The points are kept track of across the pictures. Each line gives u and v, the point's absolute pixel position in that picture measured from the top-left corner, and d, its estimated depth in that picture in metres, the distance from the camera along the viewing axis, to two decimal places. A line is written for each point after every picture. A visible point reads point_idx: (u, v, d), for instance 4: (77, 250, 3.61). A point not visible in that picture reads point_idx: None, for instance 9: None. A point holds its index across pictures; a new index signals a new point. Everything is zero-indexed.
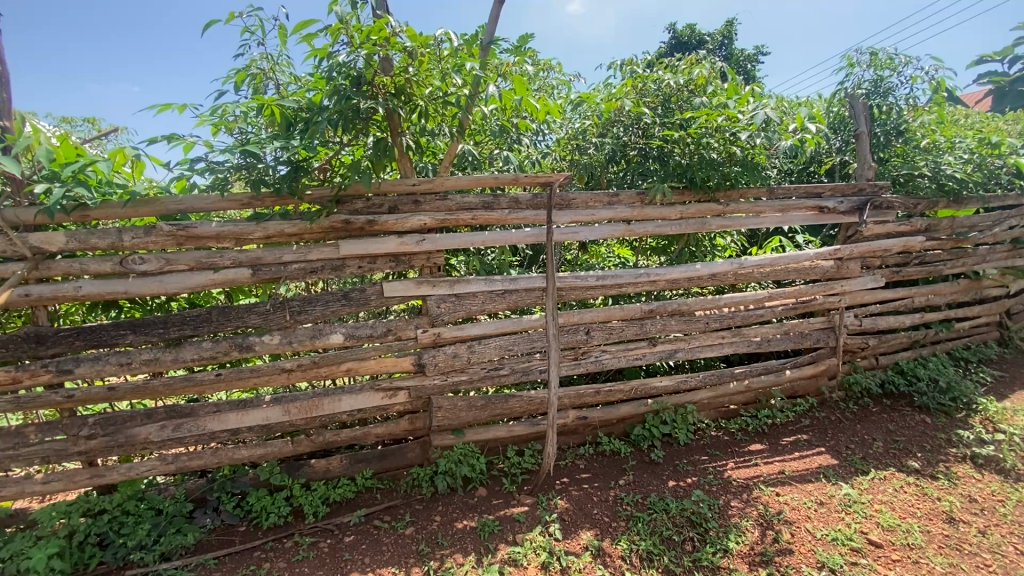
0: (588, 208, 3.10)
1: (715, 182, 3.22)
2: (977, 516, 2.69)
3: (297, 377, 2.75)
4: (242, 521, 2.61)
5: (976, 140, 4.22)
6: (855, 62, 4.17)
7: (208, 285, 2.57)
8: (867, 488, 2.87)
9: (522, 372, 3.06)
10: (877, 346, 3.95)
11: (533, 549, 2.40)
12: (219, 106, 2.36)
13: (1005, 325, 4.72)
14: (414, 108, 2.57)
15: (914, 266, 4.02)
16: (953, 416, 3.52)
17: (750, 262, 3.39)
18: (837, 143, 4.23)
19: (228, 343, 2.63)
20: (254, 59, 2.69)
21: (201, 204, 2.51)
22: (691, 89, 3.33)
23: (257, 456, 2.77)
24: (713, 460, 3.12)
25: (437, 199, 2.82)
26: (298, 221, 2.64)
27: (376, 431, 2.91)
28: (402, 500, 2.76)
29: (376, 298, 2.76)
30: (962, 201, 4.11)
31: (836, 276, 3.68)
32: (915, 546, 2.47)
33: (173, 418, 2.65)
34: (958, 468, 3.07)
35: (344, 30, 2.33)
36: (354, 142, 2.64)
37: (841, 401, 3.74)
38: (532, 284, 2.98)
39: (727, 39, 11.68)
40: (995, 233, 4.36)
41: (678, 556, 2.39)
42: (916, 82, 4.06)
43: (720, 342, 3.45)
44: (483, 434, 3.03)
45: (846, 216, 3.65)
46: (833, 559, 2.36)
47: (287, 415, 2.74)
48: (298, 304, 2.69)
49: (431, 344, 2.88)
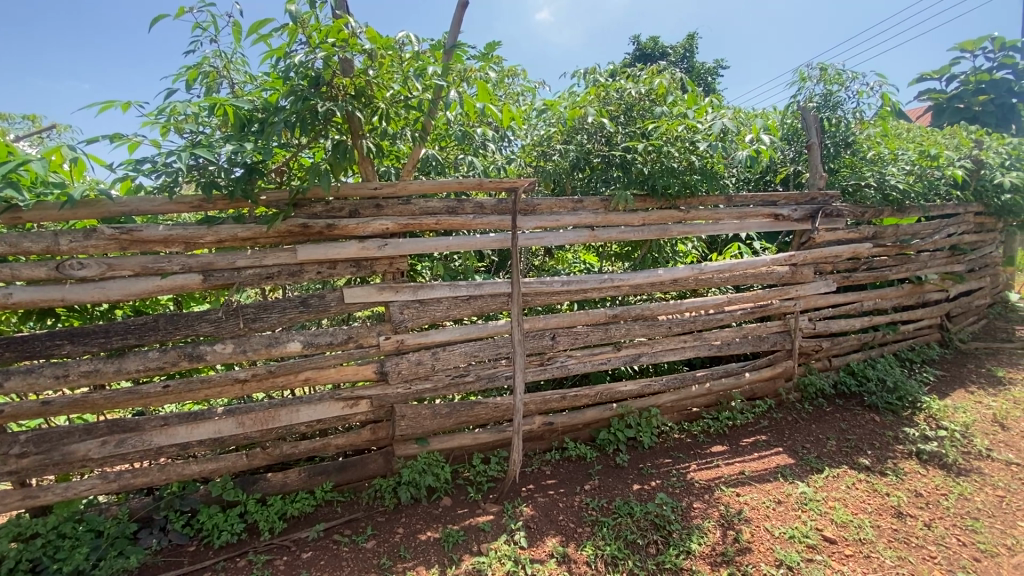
0: (553, 213, 3.12)
1: (676, 190, 3.30)
2: (922, 510, 2.82)
3: (252, 388, 2.64)
4: (192, 540, 2.48)
5: (917, 153, 4.57)
6: (807, 76, 4.35)
7: (154, 292, 2.44)
8: (822, 486, 2.97)
9: (488, 378, 3.01)
10: (830, 349, 4.10)
11: (498, 558, 2.36)
12: (168, 105, 2.24)
13: (946, 327, 5.01)
14: (375, 110, 2.47)
15: (863, 272, 4.19)
16: (900, 414, 3.69)
17: (711, 267, 3.46)
18: (790, 153, 4.40)
19: (177, 353, 2.50)
20: (206, 56, 2.60)
21: (147, 206, 2.39)
22: (652, 99, 3.40)
23: (207, 472, 2.63)
24: (677, 462, 3.17)
25: (400, 204, 2.78)
26: (252, 225, 2.55)
27: (337, 441, 2.82)
28: (363, 513, 2.68)
29: (337, 304, 2.69)
30: (905, 210, 4.41)
31: (791, 281, 3.81)
32: (867, 540, 2.56)
33: (116, 433, 2.50)
34: (905, 464, 3.21)
35: (301, 30, 2.28)
36: (313, 144, 2.55)
37: (797, 402, 3.86)
38: (498, 289, 2.97)
39: (689, 52, 12.00)
40: (935, 240, 4.64)
41: (643, 560, 2.40)
42: (863, 97, 4.27)
43: (682, 346, 3.51)
44: (448, 443, 2.98)
45: (800, 223, 3.79)
46: (790, 556, 2.43)
47: (241, 427, 2.62)
48: (253, 311, 2.58)
49: (395, 351, 2.83)
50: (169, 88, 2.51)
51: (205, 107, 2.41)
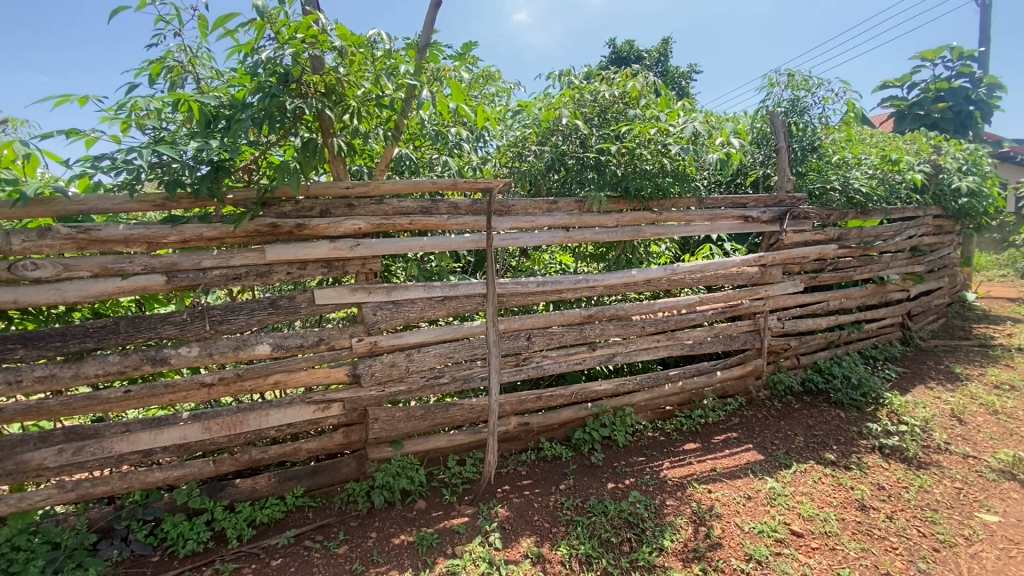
0: (528, 214, 3.13)
1: (649, 192, 3.34)
2: (884, 502, 2.91)
3: (219, 393, 2.57)
4: (156, 550, 2.40)
5: (879, 158, 4.74)
6: (775, 81, 4.46)
7: (115, 293, 2.36)
8: (790, 481, 3.05)
9: (463, 380, 3.00)
10: (798, 347, 4.21)
11: (473, 561, 2.35)
12: (128, 100, 2.17)
13: (907, 326, 5.20)
14: (346, 108, 2.44)
15: (829, 272, 4.31)
16: (864, 410, 3.81)
17: (683, 268, 3.52)
18: (760, 156, 4.51)
19: (139, 356, 2.42)
20: (170, 50, 2.52)
21: (106, 204, 2.30)
22: (625, 102, 3.45)
23: (172, 479, 2.55)
24: (650, 460, 3.20)
25: (373, 203, 2.74)
26: (218, 225, 2.48)
27: (308, 445, 2.77)
28: (335, 518, 2.64)
29: (307, 306, 2.64)
30: (868, 213, 4.56)
31: (760, 281, 3.90)
32: (832, 533, 2.64)
33: (74, 441, 2.41)
34: (868, 458, 3.32)
35: (269, 25, 2.24)
36: (283, 141, 2.51)
37: (767, 399, 3.96)
38: (473, 289, 2.95)
39: (663, 56, 12.18)
40: (896, 241, 4.82)
41: (616, 558, 2.42)
42: (828, 103, 4.41)
43: (656, 346, 3.55)
44: (422, 445, 2.95)
45: (769, 225, 3.88)
46: (759, 551, 2.48)
47: (207, 433, 2.55)
48: (220, 313, 2.51)
49: (368, 353, 2.79)
50: (131, 83, 2.43)
51: (169, 102, 2.34)
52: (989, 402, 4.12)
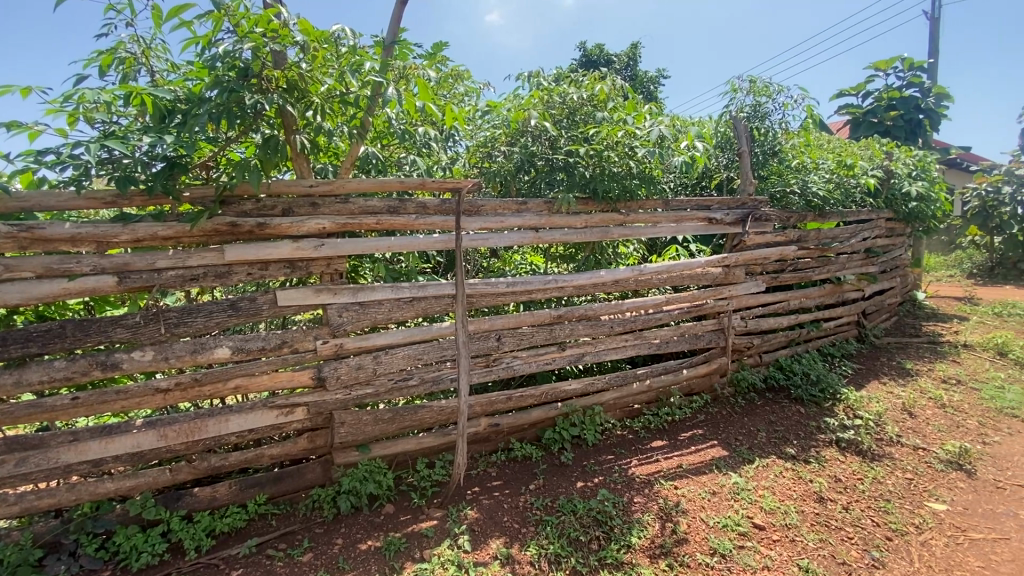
0: (497, 215, 3.12)
1: (616, 194, 3.38)
2: (841, 494, 3.03)
3: (175, 398, 2.47)
4: (107, 564, 2.29)
5: (835, 163, 4.94)
6: (738, 87, 4.59)
7: (62, 295, 2.24)
8: (752, 476, 3.14)
9: (432, 381, 2.97)
10: (761, 345, 4.33)
11: (441, 564, 2.33)
12: (75, 92, 2.06)
13: (862, 324, 5.44)
14: (309, 105, 2.39)
15: (789, 272, 4.46)
16: (822, 405, 3.96)
17: (650, 268, 3.58)
18: (723, 160, 4.63)
19: (88, 361, 2.30)
20: (122, 41, 2.42)
21: (51, 201, 2.18)
22: (593, 104, 3.49)
23: (125, 489, 2.43)
24: (619, 458, 3.25)
25: (338, 202, 2.68)
26: (174, 223, 2.39)
27: (271, 451, 2.69)
28: (300, 525, 2.57)
29: (269, 308, 2.57)
30: (826, 216, 4.74)
31: (724, 281, 4.00)
32: (792, 525, 2.73)
33: (16, 451, 2.27)
34: (826, 452, 3.44)
35: (227, 18, 2.17)
36: (243, 138, 2.43)
37: (731, 396, 4.06)
38: (442, 290, 2.93)
39: (632, 61, 12.39)
40: (852, 243, 5.02)
41: (585, 556, 2.43)
42: (787, 109, 4.56)
43: (624, 345, 3.60)
44: (390, 449, 2.90)
45: (732, 226, 3.99)
46: (723, 544, 2.54)
47: (163, 440, 2.45)
48: (176, 315, 2.42)
49: (333, 356, 2.73)
50: (79, 74, 2.31)
51: (121, 95, 2.24)
52: (937, 396, 4.33)
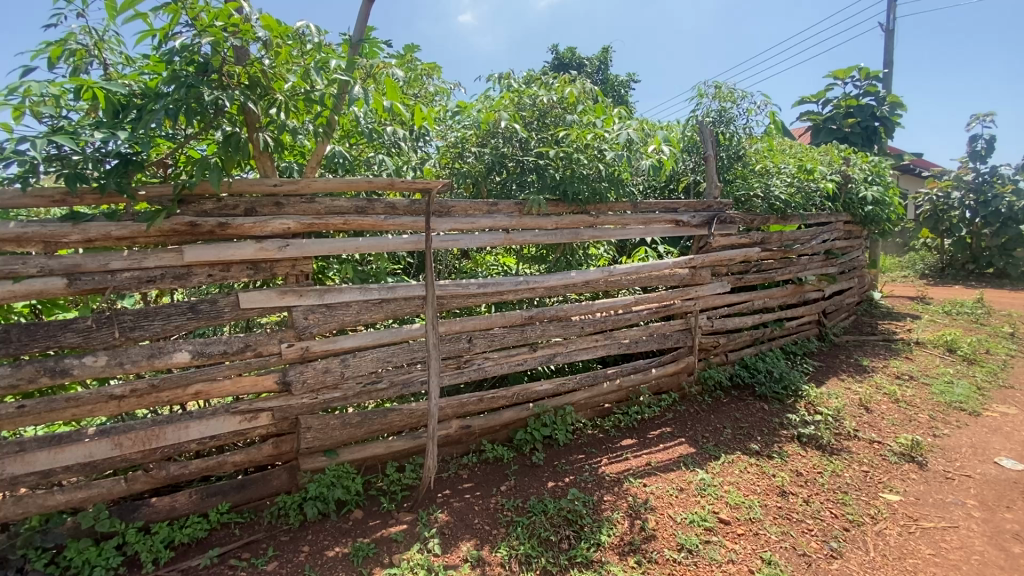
0: (468, 216, 3.12)
1: (586, 196, 3.40)
2: (802, 487, 3.14)
3: (130, 405, 2.37)
4: None
5: (796, 167, 5.12)
6: (704, 92, 4.70)
7: (6, 298, 2.12)
8: (718, 472, 3.22)
9: (402, 384, 2.94)
10: (727, 344, 4.45)
11: (410, 568, 2.30)
12: (21, 84, 1.97)
13: (822, 323, 5.65)
14: (272, 102, 2.33)
15: (754, 273, 4.59)
16: (785, 402, 4.09)
17: (619, 270, 3.63)
18: (690, 164, 4.74)
19: (35, 368, 2.19)
20: (73, 32, 2.31)
21: None
22: (563, 107, 3.52)
23: (76, 501, 2.32)
24: (589, 457, 3.28)
25: (303, 202, 2.63)
26: (130, 223, 2.29)
27: (234, 458, 2.61)
28: (265, 533, 2.50)
29: (231, 310, 2.49)
30: (788, 218, 4.90)
31: (690, 282, 4.09)
32: (756, 519, 2.81)
33: None
34: (788, 447, 3.56)
35: (185, 11, 2.10)
36: (203, 135, 2.36)
37: (698, 394, 4.15)
38: (411, 291, 2.90)
39: (603, 65, 12.54)
40: (812, 245, 5.21)
41: (555, 556, 2.45)
42: (751, 115, 4.70)
43: (594, 345, 3.64)
44: (359, 453, 2.85)
45: (698, 228, 4.09)
46: (690, 540, 2.60)
47: (118, 449, 2.35)
48: (132, 318, 2.32)
49: (299, 359, 2.67)
50: (25, 65, 2.20)
51: (71, 89, 2.15)
52: (891, 391, 4.53)
